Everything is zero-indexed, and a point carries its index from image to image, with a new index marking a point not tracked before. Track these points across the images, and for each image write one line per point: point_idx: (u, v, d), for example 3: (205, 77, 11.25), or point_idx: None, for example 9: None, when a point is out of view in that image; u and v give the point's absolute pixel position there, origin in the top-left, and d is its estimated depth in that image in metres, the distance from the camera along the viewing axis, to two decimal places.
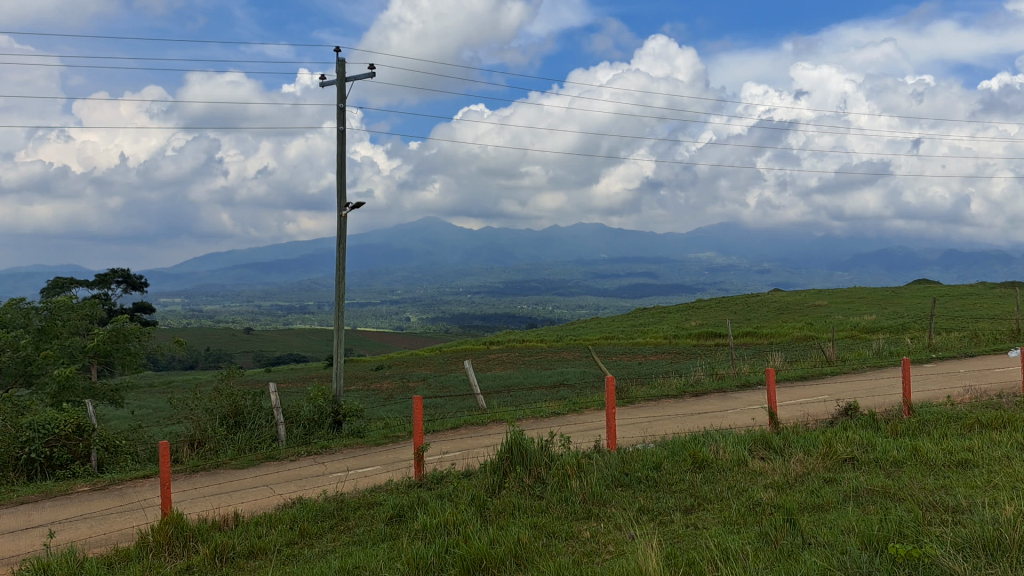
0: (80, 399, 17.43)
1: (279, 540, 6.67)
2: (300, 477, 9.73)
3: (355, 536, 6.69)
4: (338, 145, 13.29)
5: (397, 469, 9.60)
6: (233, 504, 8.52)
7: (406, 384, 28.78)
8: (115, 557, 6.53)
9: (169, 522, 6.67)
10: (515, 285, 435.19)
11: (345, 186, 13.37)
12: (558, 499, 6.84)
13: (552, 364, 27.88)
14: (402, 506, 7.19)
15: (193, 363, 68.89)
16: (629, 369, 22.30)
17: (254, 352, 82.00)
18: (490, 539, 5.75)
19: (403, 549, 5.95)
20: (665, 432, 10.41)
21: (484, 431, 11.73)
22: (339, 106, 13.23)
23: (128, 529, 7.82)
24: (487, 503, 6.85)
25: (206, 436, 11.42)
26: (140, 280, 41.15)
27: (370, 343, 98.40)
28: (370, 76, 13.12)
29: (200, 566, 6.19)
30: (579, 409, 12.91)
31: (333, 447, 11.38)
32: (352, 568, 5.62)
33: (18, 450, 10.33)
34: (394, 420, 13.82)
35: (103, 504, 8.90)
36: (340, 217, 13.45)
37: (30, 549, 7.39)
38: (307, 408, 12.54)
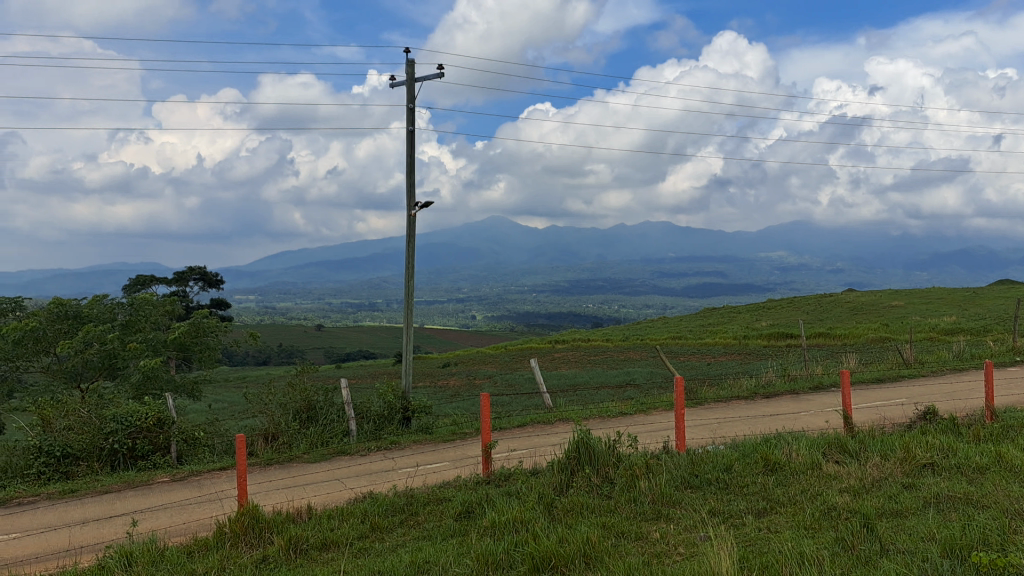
0: (162, 391, 17.95)
1: (352, 533, 6.78)
2: (370, 472, 9.87)
3: (425, 531, 6.76)
4: (406, 145, 13.45)
5: (466, 466, 9.67)
6: (306, 497, 8.68)
7: (474, 382, 28.92)
8: (195, 546, 6.73)
9: (246, 513, 6.82)
10: (583, 284, 434.08)
11: (415, 184, 13.50)
12: (627, 499, 6.81)
13: (619, 364, 27.72)
14: (470, 502, 7.24)
15: (266, 358, 70.36)
16: (698, 370, 22.02)
17: (325, 348, 83.54)
18: (558, 537, 5.75)
19: (472, 545, 5.99)
20: (735, 433, 10.26)
21: (551, 429, 11.74)
22: (408, 106, 13.38)
23: (206, 520, 8.04)
24: (555, 502, 6.86)
25: (280, 430, 11.66)
26: (217, 277, 42.18)
27: (437, 341, 99.04)
28: (440, 76, 13.24)
29: (276, 557, 6.33)
30: (647, 409, 12.81)
31: (402, 443, 11.51)
32: (423, 563, 5.68)
33: (103, 441, 10.68)
34: (461, 417, 13.92)
35: (182, 495, 9.15)
36: (409, 215, 13.58)
37: (114, 537, 7.65)
38: (376, 403, 12.71)
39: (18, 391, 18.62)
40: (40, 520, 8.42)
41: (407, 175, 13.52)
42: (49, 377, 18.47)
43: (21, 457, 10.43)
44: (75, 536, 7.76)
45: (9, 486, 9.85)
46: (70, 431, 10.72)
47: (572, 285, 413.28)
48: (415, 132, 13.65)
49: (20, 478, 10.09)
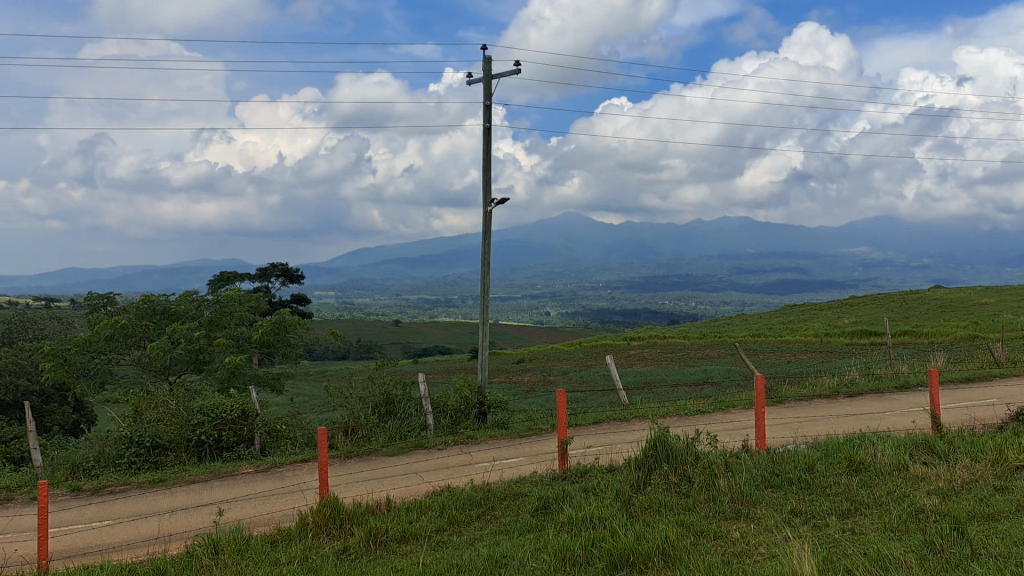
0: (246, 385, 18.41)
1: (430, 526, 6.86)
2: (448, 466, 9.95)
3: (502, 525, 6.80)
4: (483, 142, 13.52)
5: (542, 461, 9.67)
6: (385, 490, 8.82)
7: (548, 378, 28.92)
8: (278, 536, 6.89)
9: (327, 504, 6.95)
10: (658, 280, 430.24)
11: (492, 180, 13.57)
12: (706, 498, 6.73)
13: (696, 362, 27.38)
14: (547, 498, 7.24)
15: (346, 353, 71.51)
16: (779, 368, 21.59)
17: (402, 343, 84.55)
18: (636, 534, 5.72)
19: (549, 541, 6.00)
20: (818, 433, 10.03)
21: (627, 426, 11.68)
22: (485, 103, 13.46)
23: (288, 510, 8.22)
24: (633, 499, 6.82)
25: (359, 423, 11.86)
26: (298, 274, 43.00)
27: (513, 337, 99.35)
28: (516, 72, 13.27)
29: (356, 548, 6.44)
30: (726, 408, 12.63)
31: (479, 438, 11.58)
32: (500, 557, 5.71)
33: (190, 433, 11.01)
34: (538, 412, 13.94)
35: (266, 486, 9.38)
36: (485, 212, 13.65)
37: (201, 526, 7.88)
38: (454, 398, 12.82)
39: (110, 383, 19.33)
40: (131, 508, 8.72)
41: (483, 172, 13.59)
42: (139, 369, 19.12)
43: (113, 446, 10.84)
44: (164, 524, 8.02)
45: (102, 474, 10.25)
46: (160, 423, 11.08)
47: (648, 282, 410.09)
48: (491, 129, 13.71)
49: (112, 468, 10.49)
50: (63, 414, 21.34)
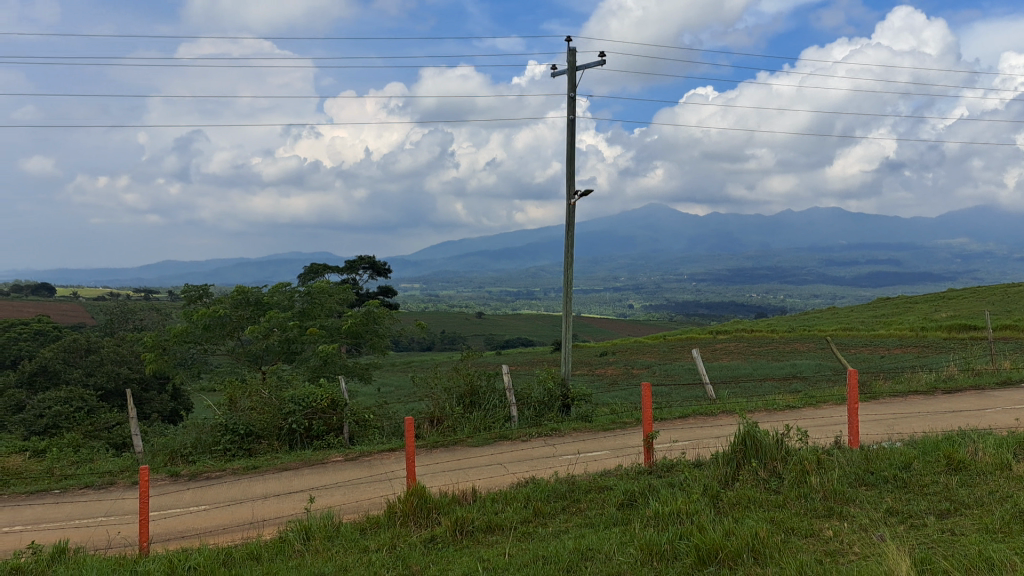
0: (335, 374, 18.78)
1: (515, 517, 6.90)
2: (532, 457, 9.99)
3: (587, 518, 6.78)
4: (567, 134, 13.49)
5: (627, 455, 9.60)
6: (470, 480, 8.90)
7: (632, 371, 28.73)
8: (367, 524, 7.02)
9: (414, 493, 7.04)
10: (744, 273, 422.91)
11: (576, 173, 13.53)
12: (796, 494, 6.60)
13: (785, 356, 26.85)
14: (632, 492, 7.20)
15: (430, 344, 72.27)
16: (870, 363, 21.01)
17: (485, 335, 85.13)
18: (725, 530, 5.63)
19: (635, 535, 5.97)
20: (913, 430, 9.72)
21: (713, 421, 11.51)
22: (569, 95, 13.42)
23: (377, 499, 8.36)
24: (721, 494, 6.73)
25: (444, 414, 11.99)
26: (384, 266, 43.63)
27: (595, 330, 99.19)
28: (600, 63, 13.18)
29: (443, 537, 6.52)
30: (816, 403, 12.34)
31: (563, 430, 11.57)
32: (586, 550, 5.71)
33: (282, 421, 11.29)
34: (622, 405, 13.86)
35: (353, 474, 9.56)
36: (568, 204, 13.62)
37: (293, 512, 8.08)
38: (537, 390, 12.86)
39: (206, 372, 19.97)
40: (225, 494, 8.99)
41: (566, 164, 13.55)
42: (233, 359, 19.72)
43: (209, 433, 11.21)
44: (258, 510, 8.24)
45: (199, 460, 10.61)
46: (253, 411, 11.41)
47: (734, 274, 403.83)
48: (575, 121, 13.66)
49: (208, 454, 10.86)
50: (161, 402, 22.05)
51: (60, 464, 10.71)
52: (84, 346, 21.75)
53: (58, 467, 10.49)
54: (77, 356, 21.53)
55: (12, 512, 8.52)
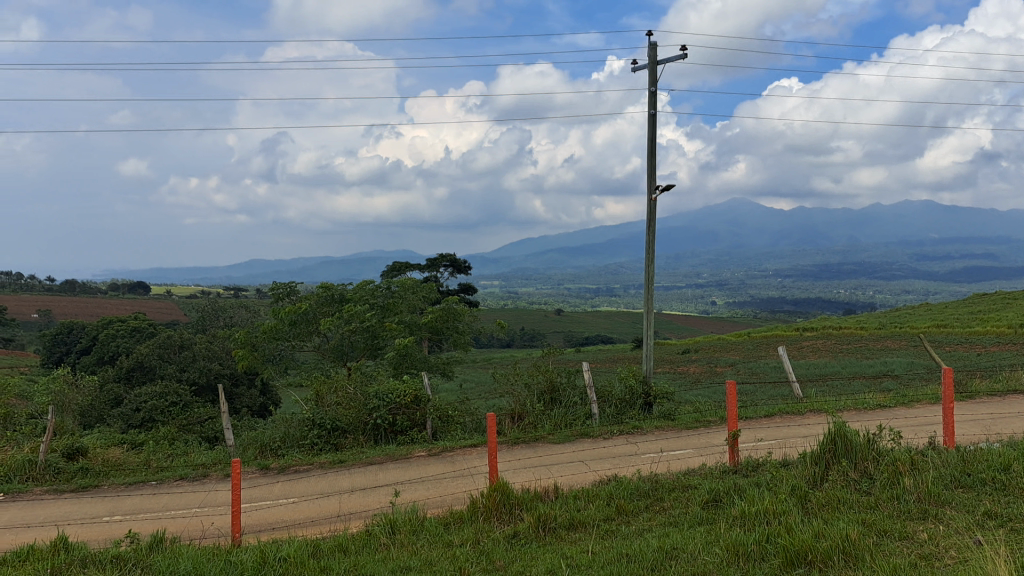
0: (417, 370, 18.99)
1: (598, 514, 6.88)
2: (614, 455, 9.94)
3: (671, 517, 6.72)
4: (648, 130, 13.39)
5: (712, 455, 9.45)
6: (554, 477, 8.91)
7: (715, 369, 28.30)
8: (451, 518, 7.08)
9: (497, 489, 7.08)
10: (830, 268, 412.91)
11: (656, 168, 13.40)
12: (888, 497, 6.41)
13: (875, 354, 26.11)
14: (718, 491, 7.10)
15: (510, 341, 72.62)
16: (966, 361, 20.21)
17: (566, 332, 85.07)
18: (814, 531, 5.51)
19: (721, 534, 5.89)
20: (1013, 431, 9.34)
21: (801, 420, 11.26)
22: (650, 90, 13.29)
23: (460, 493, 8.45)
24: (810, 495, 6.59)
25: (526, 410, 12.04)
26: (465, 263, 43.97)
27: (676, 327, 98.23)
28: (681, 57, 13.00)
29: (526, 533, 6.54)
30: (909, 403, 11.97)
31: (645, 429, 11.47)
32: (670, 549, 5.66)
33: (367, 416, 11.47)
34: (706, 403, 13.67)
35: (437, 469, 9.66)
36: (649, 200, 13.50)
37: (379, 506, 8.21)
38: (619, 387, 12.76)
39: (293, 368, 20.44)
40: (312, 487, 9.18)
41: (648, 160, 13.43)
42: (319, 355, 20.12)
43: (298, 428, 11.50)
44: (344, 503, 8.41)
45: (287, 454, 10.89)
46: (339, 406, 11.65)
47: (819, 270, 394.55)
48: (656, 115, 13.53)
49: (296, 448, 11.14)
50: (251, 396, 22.62)
51: (157, 456, 11.10)
52: (177, 342, 22.49)
53: (154, 460, 10.88)
54: (171, 352, 22.29)
55: (111, 502, 8.86)
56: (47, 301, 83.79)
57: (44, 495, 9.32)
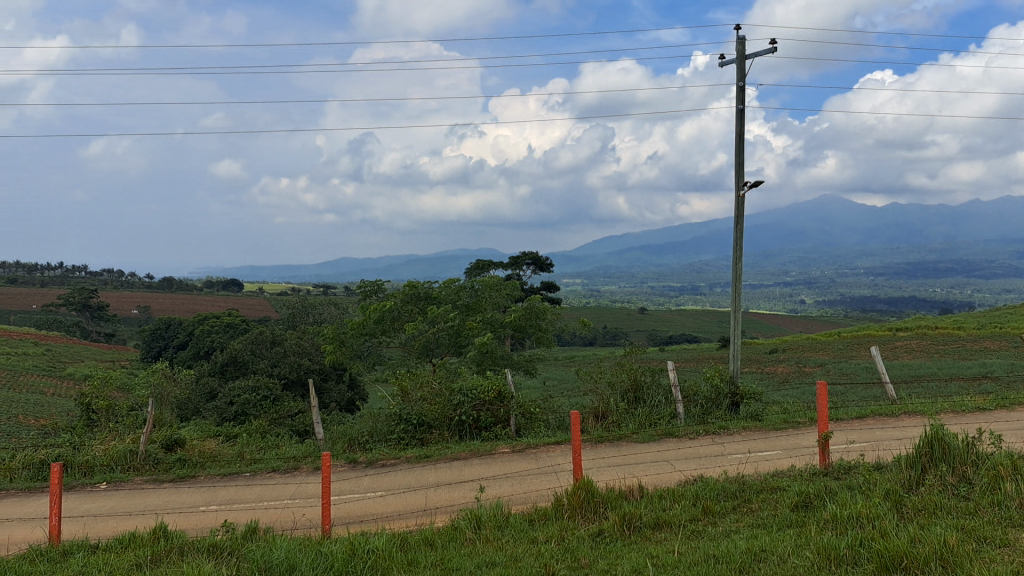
0: (499, 367, 19.06)
1: (684, 514, 6.81)
2: (699, 455, 9.82)
3: (759, 519, 6.60)
4: (736, 125, 13.18)
5: (802, 456, 9.27)
6: (638, 476, 8.86)
7: (805, 370, 27.73)
8: (536, 515, 7.10)
9: (582, 487, 7.08)
10: (925, 266, 399.57)
11: (744, 164, 13.17)
12: (989, 502, 6.18)
13: (972, 355, 25.18)
14: (808, 494, 6.94)
15: (593, 340, 72.42)
16: None
17: (649, 331, 84.48)
18: (910, 536, 5.36)
19: (811, 538, 5.79)
20: None
21: (894, 423, 10.94)
22: (737, 85, 13.08)
23: (544, 490, 8.47)
24: (905, 500, 6.40)
25: (609, 409, 12.03)
26: (548, 261, 43.97)
27: (762, 326, 96.52)
28: (771, 51, 12.76)
29: (612, 531, 6.52)
30: (1010, 406, 11.52)
31: (732, 429, 11.29)
32: (759, 551, 5.57)
33: (452, 412, 11.60)
34: (794, 404, 13.38)
35: (522, 466, 9.71)
36: (737, 196, 13.29)
37: (464, 501, 8.29)
38: (705, 387, 12.60)
39: (380, 364, 20.77)
40: (399, 481, 9.33)
41: (736, 156, 13.22)
42: (405, 351, 20.40)
43: (385, 423, 11.69)
44: (430, 498, 8.51)
45: (375, 448, 11.09)
46: (425, 402, 11.82)
47: (913, 268, 382.17)
48: (745, 110, 13.31)
49: (384, 442, 11.33)
50: (339, 391, 23.04)
51: (250, 448, 11.43)
52: (269, 338, 23.06)
53: (248, 451, 11.20)
54: (263, 348, 22.88)
55: (207, 492, 9.15)
56: (146, 298, 86.87)
57: (145, 485, 9.68)
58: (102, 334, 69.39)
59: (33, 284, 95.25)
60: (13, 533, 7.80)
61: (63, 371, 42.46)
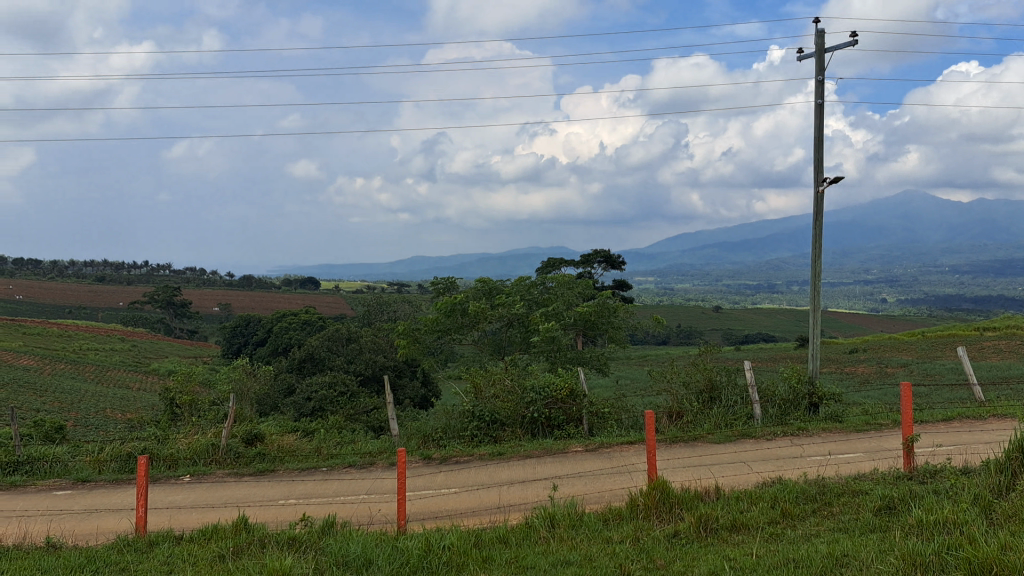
0: (571, 365, 18.97)
1: (762, 517, 6.68)
2: (778, 457, 9.63)
3: (841, 522, 6.45)
4: (815, 120, 12.91)
5: (884, 458, 9.03)
6: (714, 477, 8.75)
7: (886, 370, 26.98)
8: (610, 514, 7.05)
9: (656, 488, 7.01)
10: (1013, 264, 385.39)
11: (823, 159, 12.89)
12: None
13: None
14: (892, 498, 6.75)
15: (666, 338, 71.83)
16: None
17: (724, 330, 83.38)
18: (999, 544, 5.15)
19: (895, 543, 5.62)
20: None
21: (983, 426, 10.56)
22: (816, 79, 12.80)
23: (618, 490, 8.42)
24: (995, 505, 6.18)
25: (683, 409, 11.90)
26: (620, 259, 43.72)
27: (841, 325, 94.44)
28: (852, 43, 12.44)
29: (688, 533, 6.44)
30: None
31: (811, 430, 11.07)
32: (841, 555, 5.44)
33: (525, 409, 11.62)
34: (876, 405, 13.03)
35: (595, 465, 9.65)
36: (816, 192, 13.00)
37: (537, 499, 8.28)
38: (782, 387, 12.36)
39: (452, 361, 20.91)
40: (473, 478, 9.37)
41: (815, 152, 12.94)
42: (478, 348, 20.50)
43: (459, 420, 11.79)
44: (504, 495, 8.54)
45: (449, 445, 11.18)
46: (497, 399, 11.86)
47: (1001, 266, 368.94)
48: (824, 105, 13.01)
49: (457, 439, 11.42)
50: (413, 388, 23.23)
51: (327, 444, 11.61)
52: (345, 335, 23.45)
53: (325, 446, 11.40)
54: (339, 344, 23.28)
55: (286, 487, 9.33)
56: (228, 295, 89.16)
57: (226, 478, 9.92)
58: (185, 330, 71.48)
59: (121, 282, 98.65)
60: (103, 523, 8.09)
61: (149, 366, 43.78)
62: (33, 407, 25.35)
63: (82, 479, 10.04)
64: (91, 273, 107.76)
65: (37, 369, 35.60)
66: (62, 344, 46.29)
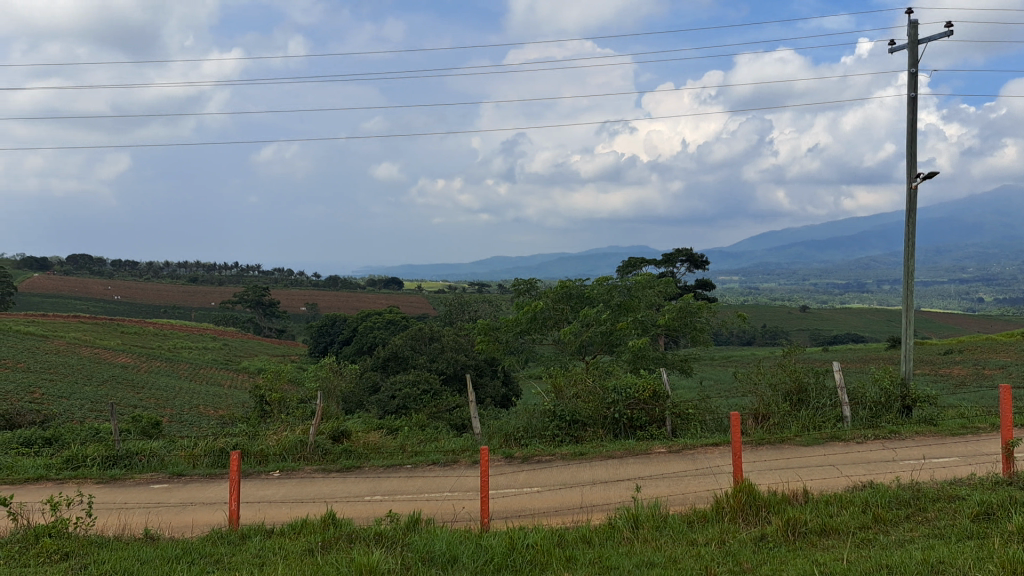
0: (654, 367, 18.75)
1: (853, 522, 6.51)
2: (868, 460, 9.37)
3: (936, 528, 6.24)
4: (908, 114, 12.54)
5: (982, 463, 8.71)
6: (802, 480, 8.56)
7: (983, 373, 25.93)
8: (695, 516, 6.96)
9: (743, 490, 6.92)
10: None
11: (917, 153, 12.49)
12: None
13: None
14: (991, 504, 6.50)
15: (751, 339, 70.56)
16: None
17: (812, 330, 81.40)
18: None
19: (995, 550, 5.42)
20: None
21: None
22: (909, 71, 12.41)
23: (703, 492, 8.33)
24: None
25: (770, 411, 11.66)
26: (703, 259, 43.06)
27: (935, 326, 91.07)
28: (946, 34, 12.02)
29: (775, 536, 6.32)
30: None
31: (904, 433, 10.75)
32: (935, 562, 5.27)
33: (607, 410, 11.56)
34: (974, 408, 12.53)
35: (679, 466, 9.54)
36: (909, 188, 12.60)
37: (621, 499, 8.25)
38: (873, 389, 12.00)
39: (533, 360, 20.93)
40: (555, 478, 9.36)
41: (907, 146, 12.56)
42: (558, 348, 20.52)
43: (539, 419, 11.81)
44: (587, 495, 8.53)
45: (530, 444, 11.22)
46: (579, 399, 11.85)
47: None
48: (917, 98, 12.60)
49: (538, 438, 11.46)
50: (494, 387, 23.26)
51: (411, 441, 11.75)
52: (428, 334, 23.67)
53: (409, 444, 11.54)
54: (422, 342, 23.57)
55: (371, 483, 9.48)
56: (314, 296, 90.90)
57: (314, 474, 10.14)
58: (274, 330, 73.14)
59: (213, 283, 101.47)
60: (198, 515, 8.36)
61: (240, 364, 44.95)
62: (132, 404, 26.31)
63: (178, 473, 10.40)
64: (185, 275, 111.08)
65: (135, 367, 36.93)
66: (159, 343, 47.94)
